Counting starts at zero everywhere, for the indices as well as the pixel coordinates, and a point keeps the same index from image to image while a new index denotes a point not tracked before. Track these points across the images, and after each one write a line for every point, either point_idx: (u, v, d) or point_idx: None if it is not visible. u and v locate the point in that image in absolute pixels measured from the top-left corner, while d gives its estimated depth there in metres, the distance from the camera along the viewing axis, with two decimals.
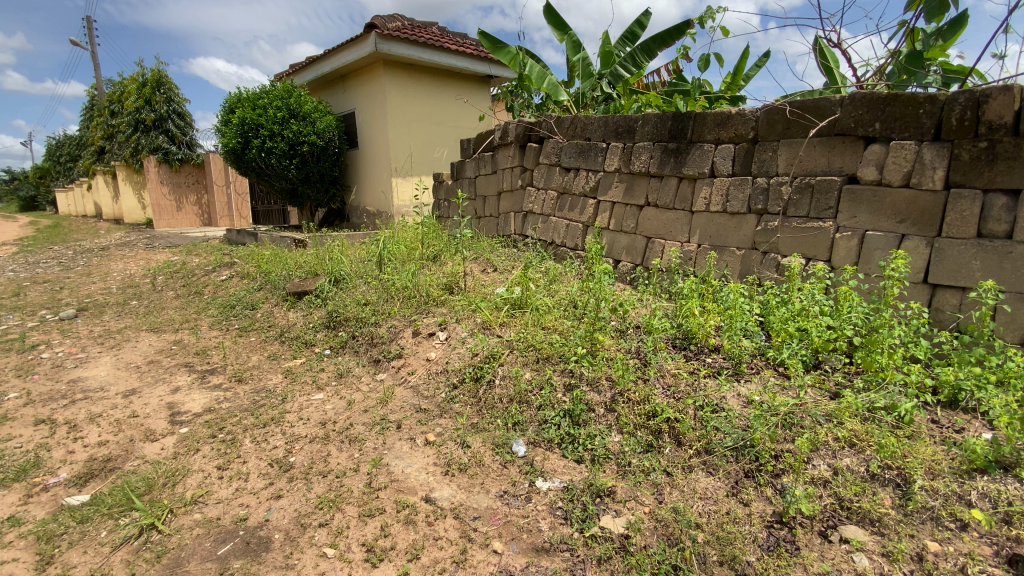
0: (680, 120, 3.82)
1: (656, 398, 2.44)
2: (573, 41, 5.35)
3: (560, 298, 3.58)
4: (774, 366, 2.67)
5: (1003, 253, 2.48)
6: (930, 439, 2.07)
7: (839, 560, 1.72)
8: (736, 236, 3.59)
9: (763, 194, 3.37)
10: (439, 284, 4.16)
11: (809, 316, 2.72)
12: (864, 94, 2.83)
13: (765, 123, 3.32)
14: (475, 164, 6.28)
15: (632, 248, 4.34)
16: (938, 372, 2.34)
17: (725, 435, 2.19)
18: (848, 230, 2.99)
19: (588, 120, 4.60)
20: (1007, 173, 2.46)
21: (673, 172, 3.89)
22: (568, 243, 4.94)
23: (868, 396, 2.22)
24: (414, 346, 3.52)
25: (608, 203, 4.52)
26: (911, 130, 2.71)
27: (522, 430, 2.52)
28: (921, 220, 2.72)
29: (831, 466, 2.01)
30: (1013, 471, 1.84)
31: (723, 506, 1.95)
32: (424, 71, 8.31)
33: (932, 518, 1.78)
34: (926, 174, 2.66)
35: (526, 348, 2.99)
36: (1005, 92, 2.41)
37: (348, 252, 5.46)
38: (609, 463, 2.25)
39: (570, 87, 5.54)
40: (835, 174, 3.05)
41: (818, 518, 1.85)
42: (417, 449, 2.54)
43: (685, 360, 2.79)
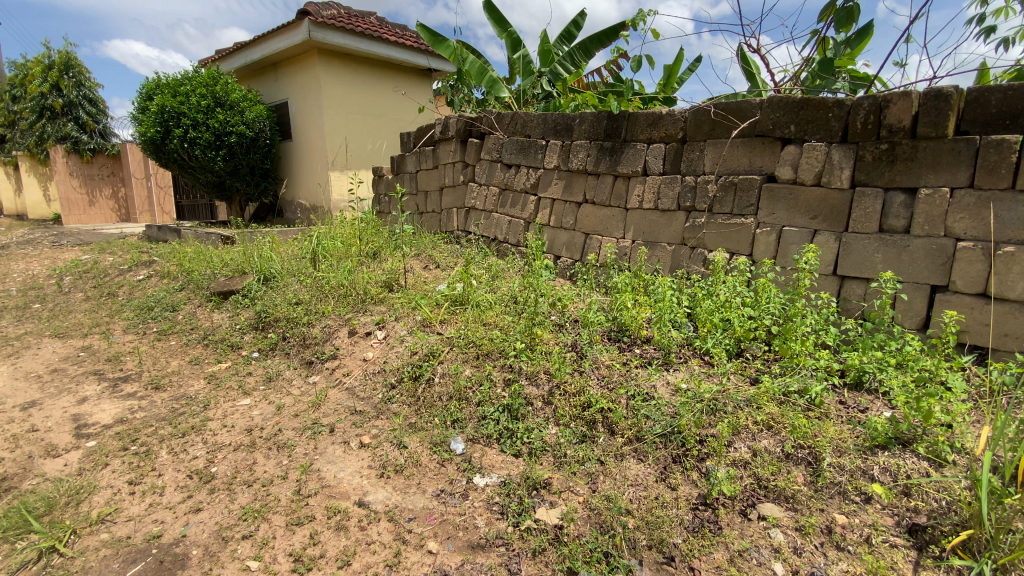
0: (614, 119, 3.92)
1: (591, 390, 2.49)
2: (513, 38, 5.35)
3: (501, 294, 3.57)
4: (700, 355, 2.80)
5: (901, 247, 2.70)
6: (837, 419, 2.23)
7: (757, 537, 1.82)
8: (667, 232, 3.73)
9: (691, 192, 3.52)
10: (378, 281, 4.03)
11: (732, 307, 2.86)
12: (781, 97, 3.02)
13: (693, 124, 3.47)
14: (415, 159, 6.16)
15: (572, 244, 4.41)
16: (845, 357, 2.53)
17: (655, 422, 2.27)
18: (767, 226, 3.18)
19: (528, 117, 4.62)
20: (904, 173, 2.67)
21: (609, 170, 3.98)
22: (510, 239, 4.95)
23: (784, 381, 2.38)
24: (349, 346, 3.39)
25: (548, 200, 4.56)
26: (822, 132, 2.91)
27: (461, 427, 2.50)
28: (831, 216, 2.93)
29: (750, 448, 2.12)
30: (910, 446, 2.01)
31: (652, 491, 2.02)
32: (362, 62, 8.04)
33: (839, 493, 1.92)
34: (835, 173, 2.87)
35: (466, 346, 2.96)
36: (902, 98, 2.61)
37: (281, 250, 5.20)
38: (545, 456, 2.27)
39: (510, 83, 5.54)
40: (755, 174, 3.23)
41: (739, 498, 1.95)
42: (351, 452, 2.46)
43: (620, 351, 2.88)
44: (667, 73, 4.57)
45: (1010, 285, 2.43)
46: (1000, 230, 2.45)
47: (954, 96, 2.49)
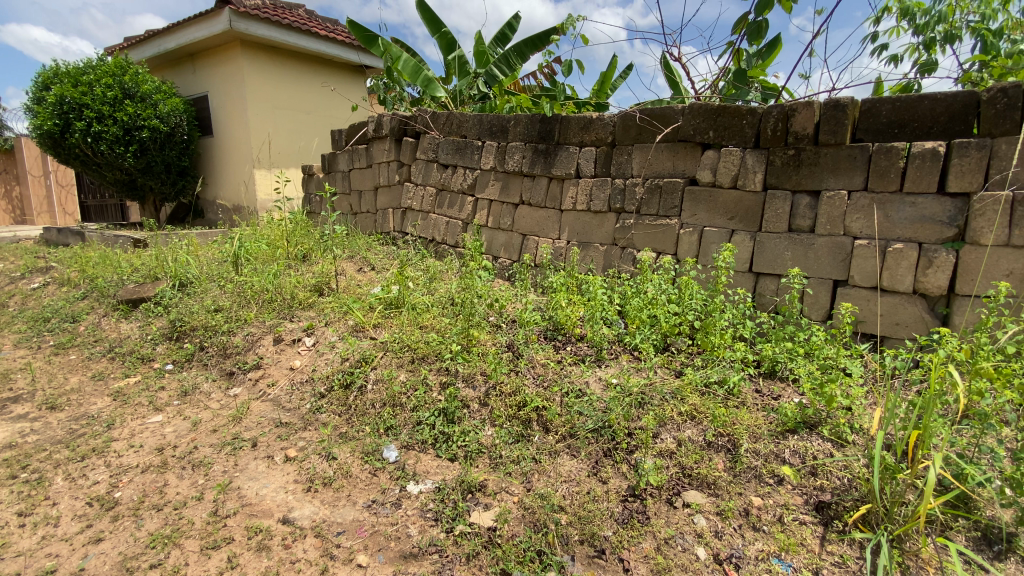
0: (548, 122, 3.98)
1: (526, 389, 2.51)
2: (447, 38, 5.29)
3: (438, 296, 3.52)
4: (630, 350, 2.90)
5: (807, 245, 2.92)
6: (753, 406, 2.38)
7: (682, 524, 1.90)
8: (599, 233, 3.83)
9: (620, 194, 3.64)
10: (307, 285, 3.86)
11: (658, 304, 2.98)
12: (701, 104, 3.18)
13: (622, 128, 3.59)
14: (348, 157, 5.95)
15: (510, 245, 4.42)
16: (760, 348, 2.70)
17: (587, 418, 2.32)
18: (690, 227, 3.34)
19: (463, 117, 4.59)
20: (809, 177, 2.89)
21: (543, 172, 4.03)
22: (447, 240, 4.89)
23: (706, 372, 2.53)
24: (275, 354, 3.21)
25: (485, 201, 4.55)
26: (737, 138, 3.10)
27: (395, 434, 2.43)
28: (746, 217, 3.12)
29: (676, 438, 2.22)
30: (815, 428, 2.17)
31: (584, 486, 2.06)
32: (290, 56, 7.67)
33: (755, 476, 2.04)
34: (749, 177, 3.06)
35: (400, 350, 2.89)
36: (806, 108, 2.83)
37: (199, 253, 4.86)
38: (481, 458, 2.25)
39: (445, 83, 5.48)
40: (679, 177, 3.39)
41: (665, 487, 2.03)
42: (275, 467, 2.33)
43: (555, 350, 2.92)
44: (600, 79, 4.69)
45: (899, 279, 2.68)
46: (890, 229, 2.69)
47: (849, 106, 2.72)
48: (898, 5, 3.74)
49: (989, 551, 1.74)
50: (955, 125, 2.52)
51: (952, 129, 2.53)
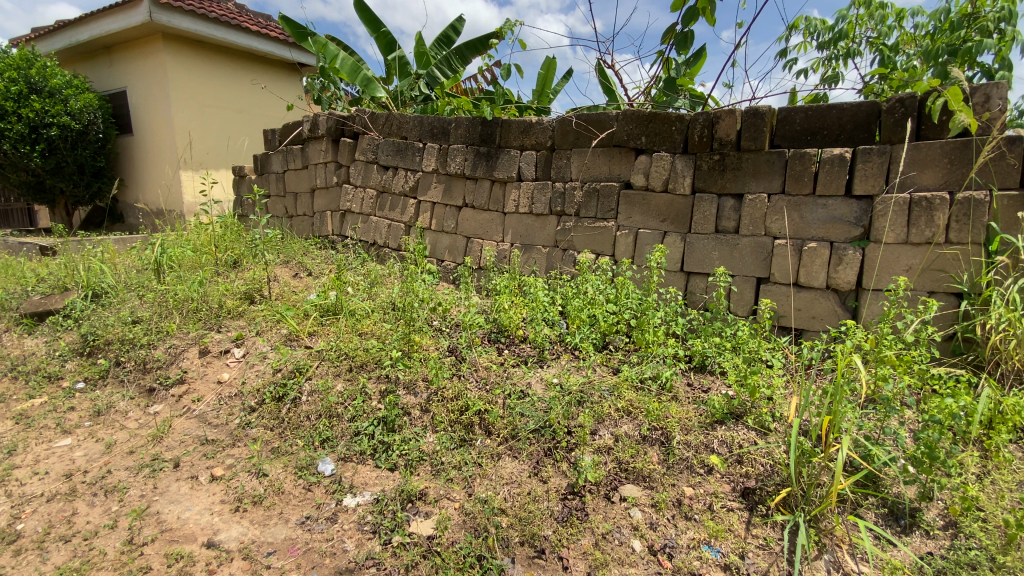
0: (488, 125, 3.98)
1: (468, 393, 2.49)
2: (386, 37, 5.19)
3: (378, 301, 3.44)
4: (571, 350, 2.95)
5: (733, 245, 3.09)
6: (685, 400, 2.49)
7: (619, 518, 1.94)
8: (541, 235, 3.88)
9: (560, 197, 3.71)
10: (237, 293, 3.67)
11: (597, 303, 3.05)
12: (633, 111, 3.30)
13: (560, 132, 3.65)
14: (283, 158, 5.71)
15: (454, 248, 4.39)
16: (691, 344, 2.83)
17: (528, 419, 2.33)
18: (626, 229, 3.45)
19: (403, 119, 4.52)
20: (732, 181, 3.05)
21: (485, 175, 4.03)
22: (389, 244, 4.80)
23: (641, 369, 2.62)
24: (201, 367, 3.03)
25: (427, 204, 4.50)
26: (668, 144, 3.23)
27: (331, 447, 2.35)
28: (678, 219, 3.26)
29: (613, 434, 2.28)
30: (741, 418, 2.30)
31: (525, 487, 2.07)
32: (218, 51, 7.26)
33: (687, 467, 2.13)
34: (679, 181, 3.20)
35: (337, 359, 2.80)
36: (729, 115, 2.98)
37: (116, 261, 4.51)
38: (422, 466, 2.21)
39: (385, 84, 5.37)
40: (615, 181, 3.49)
41: (603, 483, 2.07)
42: (199, 488, 2.20)
43: (498, 352, 2.93)
44: (540, 83, 4.74)
45: (813, 275, 2.87)
46: (804, 229, 2.89)
47: (767, 114, 2.89)
48: (803, 25, 4.04)
49: (896, 525, 1.88)
50: (860, 133, 2.73)
51: (856, 137, 2.74)
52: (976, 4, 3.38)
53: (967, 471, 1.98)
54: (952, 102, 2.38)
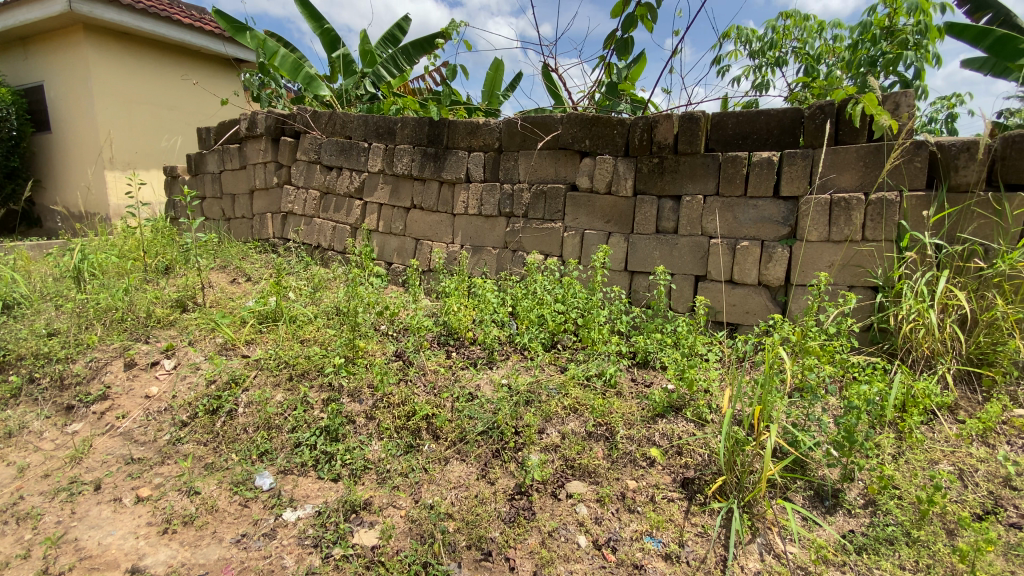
0: (435, 125, 3.94)
1: (415, 398, 2.45)
2: (330, 34, 5.05)
3: (322, 307, 3.34)
4: (519, 350, 2.97)
5: (673, 245, 3.20)
6: (629, 395, 2.56)
7: (565, 515, 1.97)
8: (491, 237, 3.89)
9: (509, 198, 3.73)
10: (168, 301, 3.46)
11: (544, 303, 3.09)
12: (577, 114, 3.36)
13: (507, 134, 3.67)
14: (219, 157, 5.44)
15: (402, 250, 4.32)
16: (635, 340, 2.92)
17: (477, 421, 2.32)
18: (573, 229, 3.51)
19: (347, 118, 4.40)
20: (671, 183, 3.17)
21: (434, 176, 4.00)
22: (334, 247, 4.66)
23: (587, 367, 2.68)
24: (126, 381, 2.83)
25: (374, 205, 4.40)
26: (610, 147, 3.31)
27: (270, 460, 2.25)
28: (621, 221, 3.35)
29: (560, 431, 2.31)
30: (680, 410, 2.39)
31: (473, 490, 2.06)
32: (146, 45, 6.82)
33: (631, 460, 2.19)
34: (621, 183, 3.29)
35: (276, 368, 2.69)
36: (666, 119, 3.09)
37: (29, 269, 4.15)
38: (367, 475, 2.16)
39: (329, 82, 5.21)
40: (561, 182, 3.55)
41: (550, 481, 2.09)
42: (123, 510, 2.06)
43: (447, 355, 2.90)
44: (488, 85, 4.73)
45: (746, 273, 3.02)
46: (737, 229, 3.03)
47: (701, 119, 3.02)
48: (737, 35, 4.24)
49: (822, 506, 1.99)
50: (785, 138, 2.89)
51: (783, 141, 2.90)
52: (893, 18, 3.55)
53: (883, 452, 2.12)
54: (869, 108, 2.54)
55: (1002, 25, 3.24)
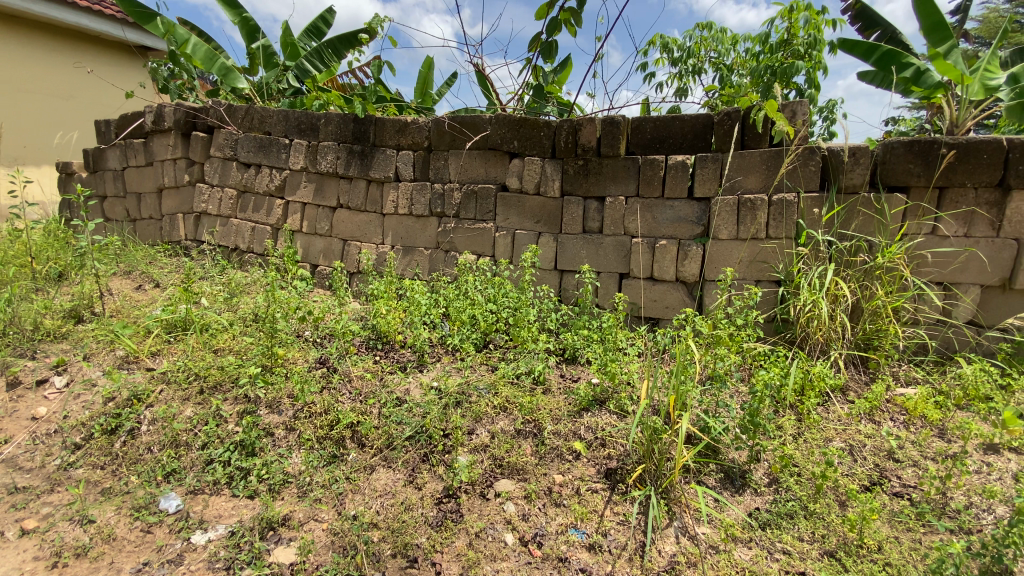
0: (361, 123, 3.83)
1: (338, 406, 2.37)
2: (248, 24, 4.76)
3: (238, 314, 3.16)
4: (450, 351, 2.95)
5: (598, 244, 3.31)
6: (557, 391, 2.62)
7: (493, 514, 1.98)
8: (422, 237, 3.83)
9: (440, 198, 3.69)
10: (60, 312, 3.14)
11: (475, 303, 3.08)
12: (505, 115, 3.39)
13: (436, 133, 3.63)
14: (122, 153, 5.00)
15: (329, 252, 4.16)
16: (563, 338, 2.99)
17: (404, 426, 2.28)
18: (504, 230, 3.54)
19: (266, 113, 4.18)
20: (595, 184, 3.26)
21: (360, 174, 3.88)
22: (254, 248, 4.41)
23: (516, 365, 2.71)
24: (9, 402, 2.54)
25: (296, 204, 4.20)
26: (537, 148, 3.37)
27: (178, 480, 2.11)
28: (550, 221, 3.42)
29: (489, 431, 2.32)
30: (604, 404, 2.48)
31: (399, 497, 2.02)
32: (35, 28, 6.13)
33: (557, 455, 2.24)
34: (549, 184, 3.36)
35: (186, 381, 2.52)
36: (589, 123, 3.18)
37: None
38: (287, 489, 2.06)
39: (249, 74, 4.93)
40: (491, 183, 3.57)
41: (478, 482, 2.09)
42: (3, 547, 1.85)
43: (375, 359, 2.82)
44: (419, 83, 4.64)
45: (665, 270, 3.17)
46: (656, 228, 3.17)
47: (622, 123, 3.13)
48: (659, 41, 4.46)
49: (732, 487, 2.13)
50: (699, 142, 3.06)
51: (696, 146, 3.07)
52: (790, 31, 3.83)
53: (784, 433, 2.30)
54: (771, 113, 2.74)
55: (890, 41, 3.62)
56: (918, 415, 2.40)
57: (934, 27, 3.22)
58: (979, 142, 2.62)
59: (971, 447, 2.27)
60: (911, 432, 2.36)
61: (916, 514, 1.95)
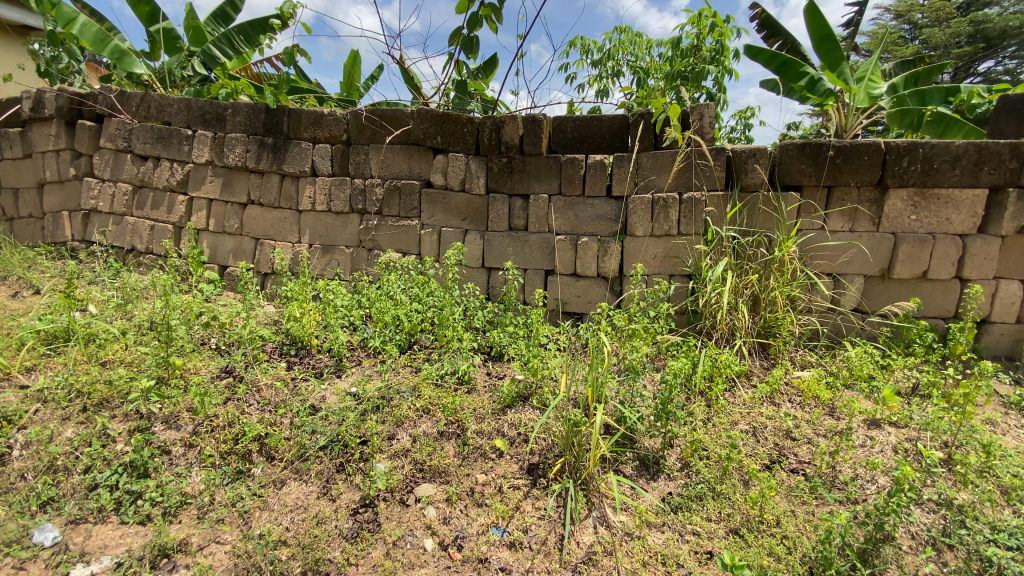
0: (273, 114, 3.61)
1: (245, 419, 2.22)
2: (146, 5, 4.34)
3: (132, 322, 2.89)
4: (371, 353, 2.85)
5: (524, 241, 3.32)
6: (482, 390, 2.60)
7: (413, 520, 1.93)
8: (343, 235, 3.68)
9: (361, 194, 3.55)
10: None
11: (397, 303, 2.99)
12: (427, 110, 3.31)
13: (355, 127, 3.49)
14: None
15: (240, 252, 3.90)
16: (489, 336, 2.99)
17: (319, 435, 2.18)
18: (430, 227, 3.47)
19: (165, 100, 3.83)
20: (519, 182, 3.27)
21: (273, 168, 3.66)
22: (154, 249, 4.04)
23: (441, 365, 2.66)
24: None
25: (202, 200, 3.89)
26: (461, 145, 3.33)
27: (56, 509, 1.89)
28: (475, 218, 3.39)
29: (411, 435, 2.27)
30: (527, 400, 2.50)
31: (311, 511, 1.92)
32: None
33: (480, 454, 2.23)
34: (473, 181, 3.33)
35: (66, 399, 2.27)
36: (512, 120, 3.17)
37: None
38: (185, 511, 1.91)
39: (150, 60, 4.52)
40: (415, 179, 3.48)
41: (398, 488, 2.03)
42: None
43: (289, 366, 2.67)
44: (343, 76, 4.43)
45: (588, 266, 3.25)
46: (578, 226, 3.24)
47: (543, 122, 3.15)
48: (579, 44, 4.53)
49: (646, 474, 2.21)
50: (617, 142, 3.15)
51: (614, 146, 3.16)
52: (699, 38, 4.03)
53: (695, 419, 2.43)
54: (672, 117, 2.91)
55: (790, 51, 3.92)
56: (812, 396, 2.61)
57: (822, 39, 3.50)
58: (861, 145, 2.88)
59: (856, 423, 2.50)
60: (805, 411, 2.56)
61: (809, 488, 2.11)
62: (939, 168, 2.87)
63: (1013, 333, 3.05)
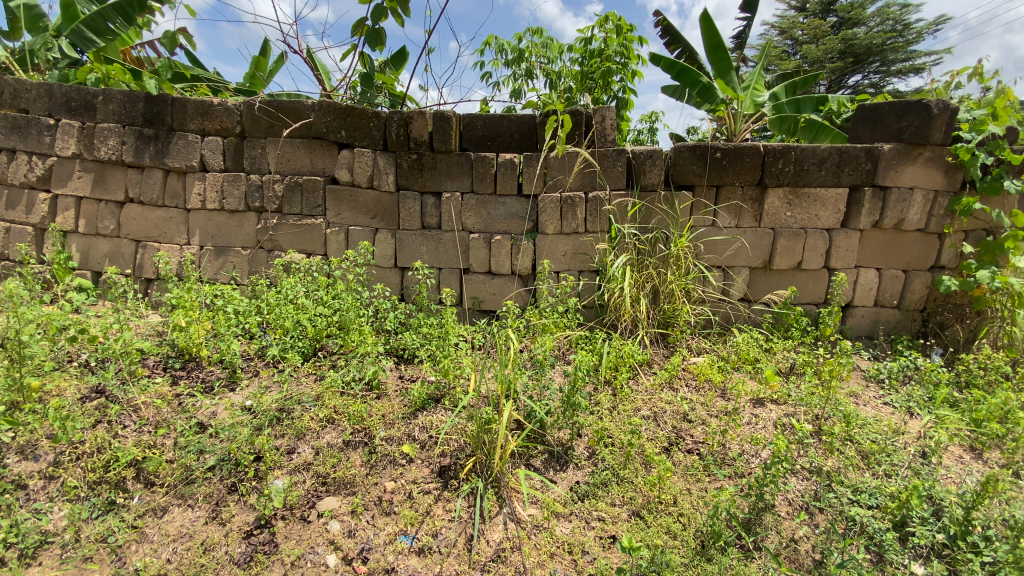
0: (154, 103, 3.27)
1: (118, 443, 2.01)
2: None
3: None
4: (270, 362, 2.68)
5: (437, 240, 3.28)
6: (391, 394, 2.54)
7: (314, 536, 1.85)
8: (239, 235, 3.43)
9: (258, 191, 3.32)
10: None
11: (299, 307, 2.83)
12: (329, 102, 3.15)
13: (249, 118, 3.24)
14: None
15: (118, 255, 3.52)
16: (399, 337, 2.92)
17: (207, 454, 2.02)
18: (336, 226, 3.32)
19: (19, 85, 3.35)
20: (430, 180, 3.22)
21: (155, 163, 3.32)
22: (10, 255, 3.55)
23: (347, 371, 2.55)
24: None
25: (68, 199, 3.46)
26: (367, 140, 3.20)
27: None
28: (385, 216, 3.29)
29: (314, 447, 2.17)
30: (439, 401, 2.49)
31: (198, 538, 1.78)
32: None
33: (390, 461, 2.16)
34: (382, 178, 3.22)
35: None
36: (420, 116, 3.10)
37: None
38: (45, 552, 1.70)
39: (9, 40, 3.95)
40: (318, 175, 3.31)
41: (298, 505, 1.94)
42: None
43: (174, 381, 2.45)
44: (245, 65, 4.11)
45: (500, 264, 3.27)
46: (490, 224, 3.25)
47: (452, 119, 3.11)
48: (492, 44, 4.55)
49: (556, 465, 2.26)
50: (526, 141, 3.18)
51: (523, 145, 3.18)
52: (606, 42, 4.17)
53: (601, 408, 2.53)
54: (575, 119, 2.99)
55: (689, 58, 4.17)
56: (705, 380, 2.81)
57: (714, 48, 3.75)
58: (745, 147, 3.12)
59: (744, 402, 2.72)
60: (700, 395, 2.75)
61: (703, 466, 2.27)
62: (809, 169, 3.18)
63: (871, 315, 3.46)
